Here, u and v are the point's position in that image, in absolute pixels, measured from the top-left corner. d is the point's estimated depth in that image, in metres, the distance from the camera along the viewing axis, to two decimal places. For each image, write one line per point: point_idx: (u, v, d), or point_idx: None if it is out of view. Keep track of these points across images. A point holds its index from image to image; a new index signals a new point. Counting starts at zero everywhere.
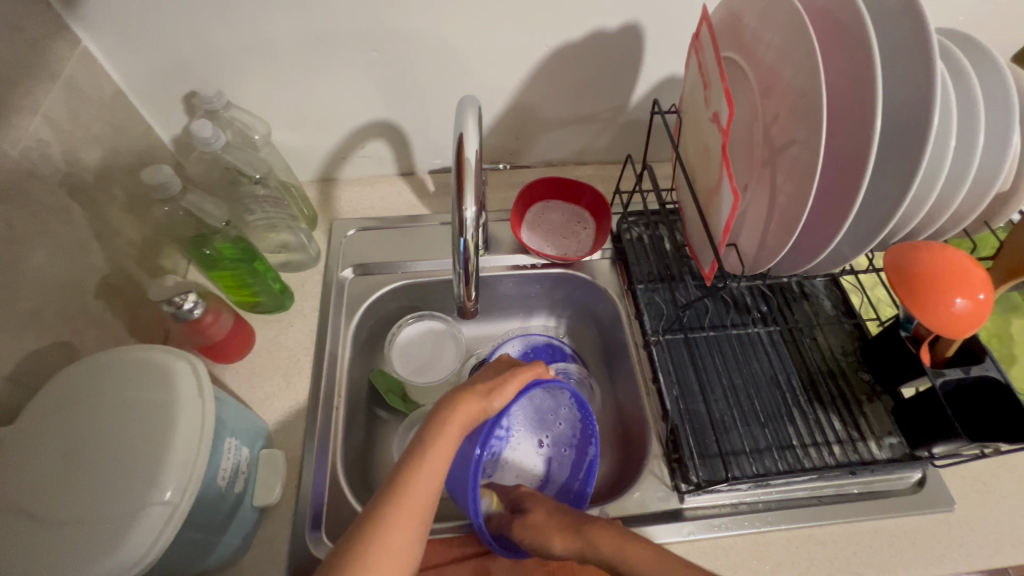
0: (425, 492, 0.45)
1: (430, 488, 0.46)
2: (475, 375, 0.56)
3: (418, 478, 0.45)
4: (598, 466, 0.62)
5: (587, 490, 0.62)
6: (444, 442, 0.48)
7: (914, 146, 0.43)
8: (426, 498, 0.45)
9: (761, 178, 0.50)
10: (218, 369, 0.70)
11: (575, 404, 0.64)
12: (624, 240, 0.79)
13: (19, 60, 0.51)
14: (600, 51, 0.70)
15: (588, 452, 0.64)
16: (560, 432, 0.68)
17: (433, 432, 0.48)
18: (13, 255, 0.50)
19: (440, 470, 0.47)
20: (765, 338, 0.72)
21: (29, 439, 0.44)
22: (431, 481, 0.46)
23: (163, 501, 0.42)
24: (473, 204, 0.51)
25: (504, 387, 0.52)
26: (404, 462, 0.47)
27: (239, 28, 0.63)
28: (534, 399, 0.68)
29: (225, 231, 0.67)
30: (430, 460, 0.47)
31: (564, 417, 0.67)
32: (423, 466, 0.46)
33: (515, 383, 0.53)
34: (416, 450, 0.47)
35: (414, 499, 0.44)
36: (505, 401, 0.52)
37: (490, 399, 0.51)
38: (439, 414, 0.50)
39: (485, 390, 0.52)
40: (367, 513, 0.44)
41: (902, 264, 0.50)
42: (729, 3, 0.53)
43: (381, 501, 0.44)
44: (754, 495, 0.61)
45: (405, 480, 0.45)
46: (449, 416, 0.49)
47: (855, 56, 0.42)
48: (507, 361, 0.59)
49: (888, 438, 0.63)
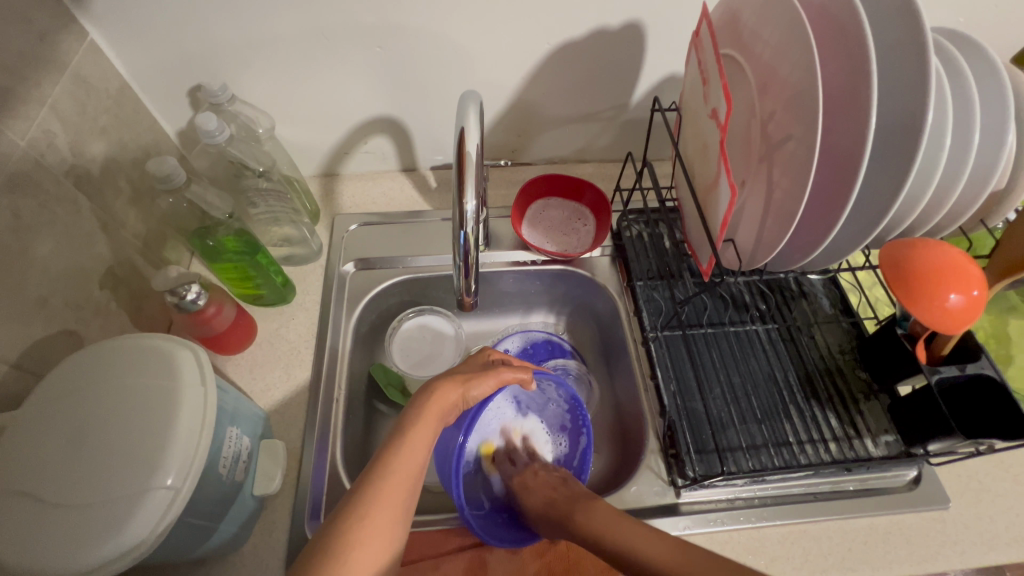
0: (409, 474, 0.46)
1: (412, 471, 0.47)
2: (454, 367, 0.59)
3: (400, 460, 0.46)
4: (593, 451, 0.67)
5: (582, 476, 0.67)
6: (423, 427, 0.50)
7: (910, 142, 0.44)
8: (410, 480, 0.46)
9: (758, 173, 0.51)
10: (220, 359, 0.70)
11: (566, 397, 0.68)
12: (623, 238, 0.79)
13: (27, 52, 0.52)
14: (601, 49, 0.71)
15: (581, 441, 0.69)
16: (545, 424, 0.71)
17: (413, 418, 0.50)
18: (21, 243, 0.51)
19: (422, 453, 0.48)
20: (763, 336, 0.72)
21: (34, 423, 0.44)
22: (413, 463, 0.47)
23: (165, 486, 0.42)
24: (474, 198, 0.52)
25: (481, 376, 0.56)
26: (386, 444, 0.48)
27: (243, 23, 0.63)
28: (519, 397, 0.69)
29: (228, 223, 0.68)
30: (411, 443, 0.48)
31: (552, 412, 0.71)
32: (404, 449, 0.47)
33: (492, 375, 0.57)
34: (399, 434, 0.49)
35: (398, 480, 0.45)
36: (482, 390, 0.56)
37: (468, 388, 0.55)
38: (419, 401, 0.52)
39: (462, 379, 0.55)
40: (353, 492, 0.44)
41: (898, 258, 0.50)
42: (728, 2, 0.54)
43: (364, 483, 0.44)
44: (751, 490, 0.62)
45: (387, 462, 0.46)
46: (429, 403, 0.52)
47: (850, 54, 0.43)
48: (489, 353, 0.62)
49: (884, 436, 0.63)
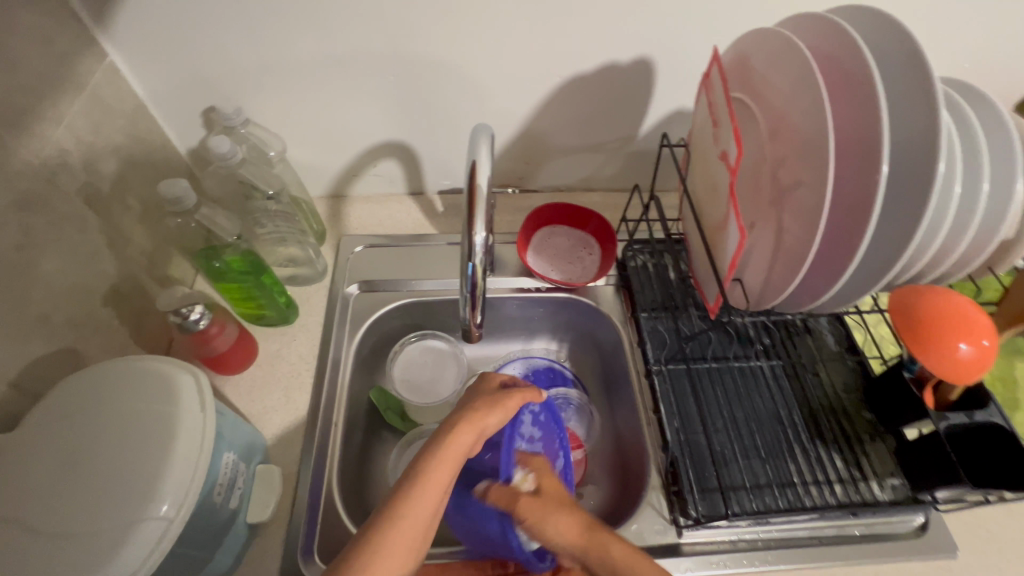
0: (423, 516, 0.44)
1: (431, 511, 0.45)
2: (474, 394, 0.58)
3: (421, 502, 0.45)
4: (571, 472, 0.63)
5: None
6: (442, 464, 0.47)
7: (919, 191, 0.44)
8: (423, 525, 0.44)
9: (768, 216, 0.51)
10: (219, 380, 0.70)
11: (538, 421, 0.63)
12: (628, 268, 0.79)
13: (47, 72, 0.53)
14: (611, 83, 0.72)
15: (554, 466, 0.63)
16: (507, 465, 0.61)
17: (434, 452, 0.48)
18: (27, 260, 0.51)
19: (439, 493, 0.46)
20: (768, 372, 0.72)
21: (29, 445, 0.44)
22: (427, 503, 0.45)
23: (159, 515, 0.42)
24: (483, 230, 0.52)
25: (499, 404, 0.55)
26: (405, 479, 0.46)
27: (261, 48, 0.64)
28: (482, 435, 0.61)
29: (236, 244, 0.68)
30: (429, 482, 0.46)
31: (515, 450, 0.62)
32: (422, 486, 0.45)
33: (510, 404, 0.55)
34: (417, 468, 0.47)
35: (410, 522, 0.43)
36: (500, 418, 0.54)
37: (485, 416, 0.53)
38: (441, 434, 0.50)
39: (481, 409, 0.53)
40: (366, 531, 0.42)
41: (906, 305, 0.50)
42: (738, 46, 0.55)
43: (378, 522, 0.43)
44: (754, 532, 0.61)
45: (401, 503, 0.44)
46: (450, 437, 0.49)
47: (860, 106, 0.43)
48: (494, 381, 0.60)
49: (890, 479, 0.63)
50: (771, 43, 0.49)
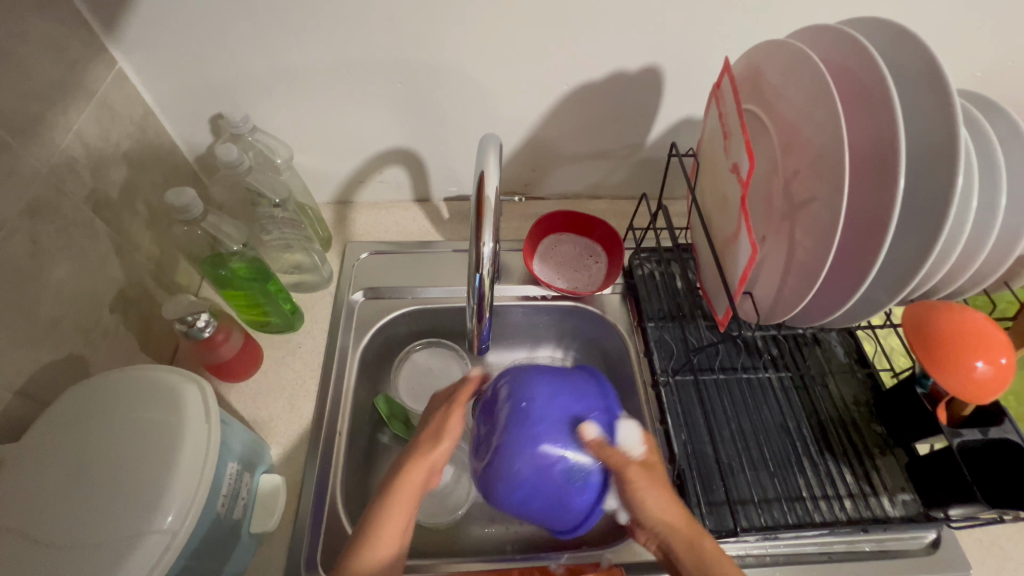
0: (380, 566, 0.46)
1: (391, 557, 0.47)
2: (424, 419, 0.59)
3: (375, 552, 0.46)
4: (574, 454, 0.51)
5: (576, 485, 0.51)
6: (395, 510, 0.49)
7: (936, 206, 0.43)
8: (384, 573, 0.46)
9: (780, 230, 0.50)
10: (224, 387, 0.69)
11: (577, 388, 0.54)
12: (635, 276, 0.79)
13: (57, 80, 0.53)
14: (620, 91, 0.72)
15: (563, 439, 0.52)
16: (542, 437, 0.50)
17: (383, 499, 0.50)
18: (36, 268, 0.51)
19: (395, 539, 0.48)
20: (776, 383, 0.71)
21: (34, 455, 0.44)
22: (386, 552, 0.47)
23: (163, 527, 0.41)
24: (491, 240, 0.52)
25: (444, 432, 0.55)
26: (359, 531, 0.48)
27: (270, 57, 0.65)
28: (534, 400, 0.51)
29: (242, 252, 0.67)
30: (383, 530, 0.48)
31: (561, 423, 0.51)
32: (375, 537, 0.47)
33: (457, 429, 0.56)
34: (370, 518, 0.48)
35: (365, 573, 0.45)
36: (449, 446, 0.55)
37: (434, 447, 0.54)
38: (389, 478, 0.51)
39: (428, 442, 0.54)
40: None
41: (920, 322, 0.50)
42: (750, 56, 0.54)
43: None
44: (762, 548, 0.60)
45: (356, 559, 0.46)
46: (398, 481, 0.51)
47: (876, 120, 0.43)
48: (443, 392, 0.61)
49: (901, 494, 0.61)
50: (784, 55, 0.49)
